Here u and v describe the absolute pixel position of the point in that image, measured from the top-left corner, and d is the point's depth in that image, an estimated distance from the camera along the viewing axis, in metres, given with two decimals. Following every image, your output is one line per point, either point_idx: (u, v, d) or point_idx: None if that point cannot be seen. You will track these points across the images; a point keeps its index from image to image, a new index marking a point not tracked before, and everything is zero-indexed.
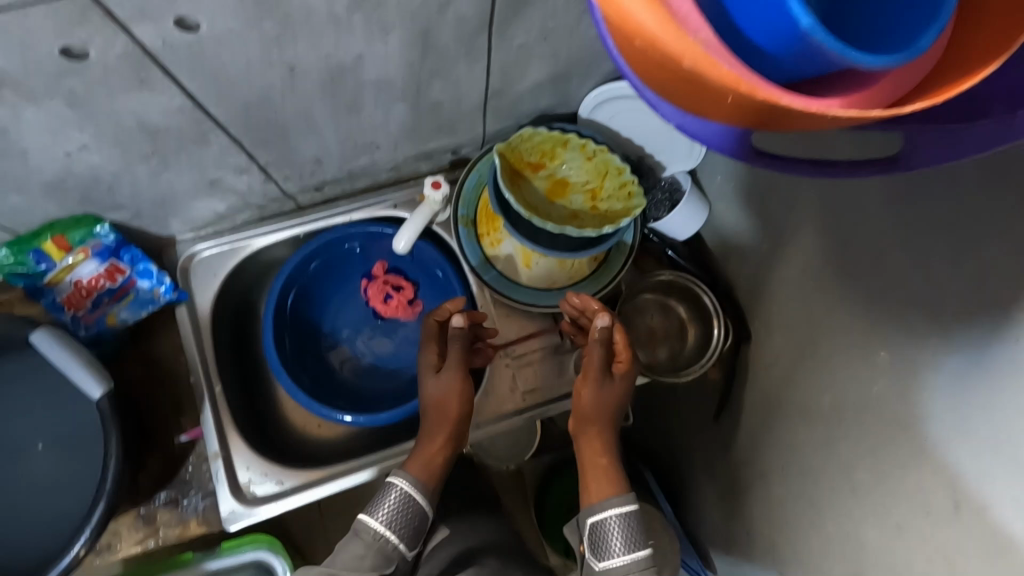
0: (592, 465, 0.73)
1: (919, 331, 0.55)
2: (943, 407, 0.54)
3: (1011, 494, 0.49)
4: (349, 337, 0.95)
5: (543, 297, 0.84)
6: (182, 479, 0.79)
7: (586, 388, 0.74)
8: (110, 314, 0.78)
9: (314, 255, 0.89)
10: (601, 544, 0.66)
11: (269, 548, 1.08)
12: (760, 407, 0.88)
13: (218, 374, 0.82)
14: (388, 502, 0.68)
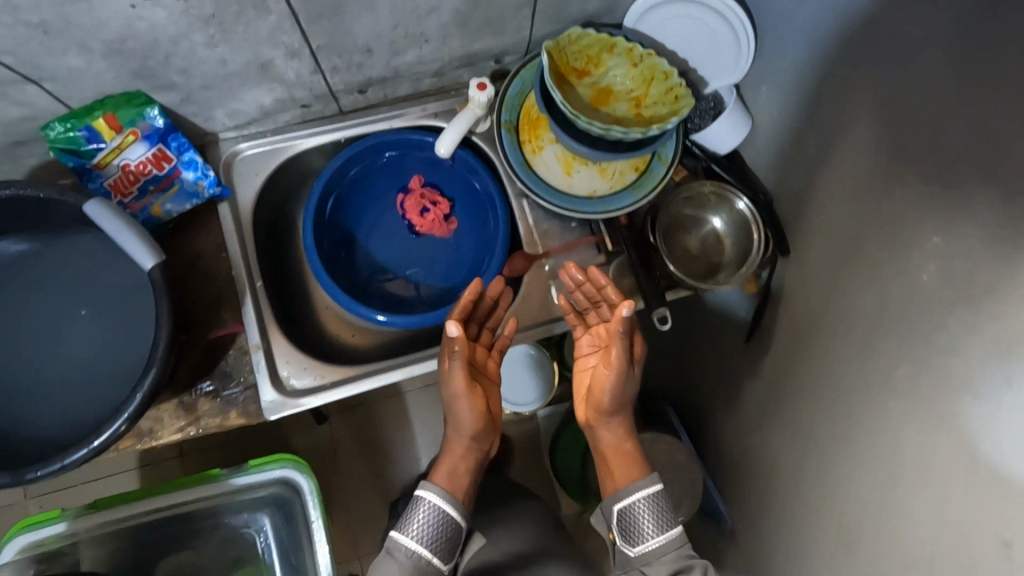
0: (615, 456, 0.79)
1: (980, 205, 0.55)
2: (1000, 280, 0.54)
3: None
4: (383, 250, 0.95)
5: (585, 205, 0.83)
6: (222, 372, 0.80)
7: (609, 381, 0.75)
8: (154, 206, 0.77)
9: (354, 161, 0.89)
10: (634, 529, 0.72)
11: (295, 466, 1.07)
12: (796, 324, 0.88)
13: (259, 269, 0.83)
14: (418, 517, 0.72)
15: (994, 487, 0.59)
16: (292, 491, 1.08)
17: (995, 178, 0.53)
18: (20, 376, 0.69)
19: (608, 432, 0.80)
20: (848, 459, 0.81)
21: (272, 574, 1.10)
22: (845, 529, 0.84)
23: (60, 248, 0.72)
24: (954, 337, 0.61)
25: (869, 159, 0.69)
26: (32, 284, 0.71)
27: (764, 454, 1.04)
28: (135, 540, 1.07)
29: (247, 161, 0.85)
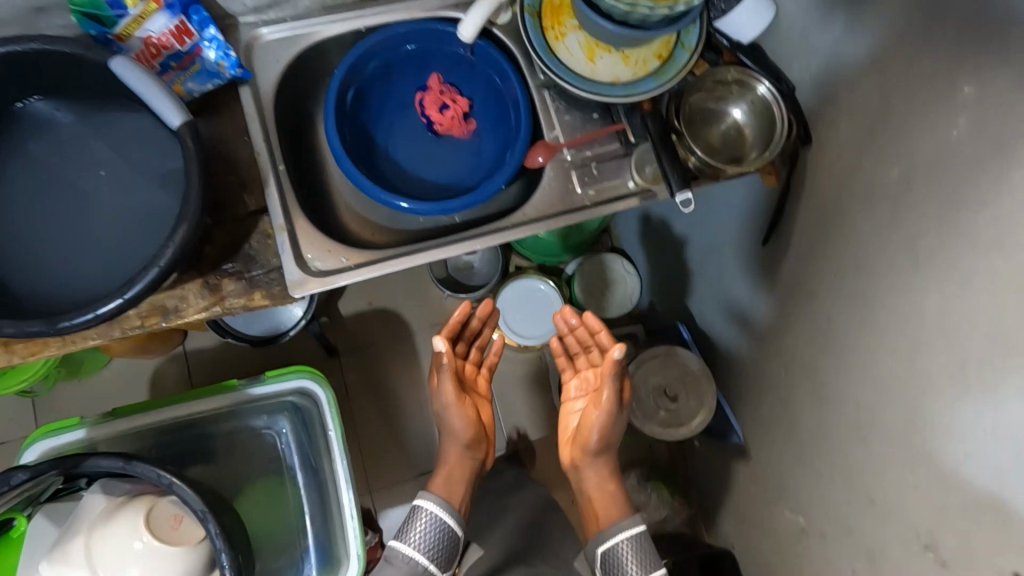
0: (598, 493, 0.93)
1: (1012, 45, 0.56)
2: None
3: None
4: (402, 149, 0.95)
5: (608, 90, 0.84)
6: (247, 254, 0.79)
7: (599, 416, 0.89)
8: (176, 83, 0.78)
9: (375, 52, 0.88)
10: (618, 566, 0.85)
11: (314, 378, 1.08)
12: (814, 219, 0.89)
13: (282, 155, 0.84)
14: (417, 528, 0.91)
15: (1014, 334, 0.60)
16: (311, 398, 1.09)
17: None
18: (63, 241, 0.72)
19: (592, 473, 0.94)
20: (865, 345, 0.82)
21: (294, 477, 1.09)
22: (863, 416, 0.85)
23: (100, 118, 0.75)
24: (981, 189, 0.62)
25: (895, 27, 0.70)
26: (77, 153, 0.74)
27: (781, 361, 1.05)
28: (155, 451, 1.06)
29: (268, 47, 0.85)
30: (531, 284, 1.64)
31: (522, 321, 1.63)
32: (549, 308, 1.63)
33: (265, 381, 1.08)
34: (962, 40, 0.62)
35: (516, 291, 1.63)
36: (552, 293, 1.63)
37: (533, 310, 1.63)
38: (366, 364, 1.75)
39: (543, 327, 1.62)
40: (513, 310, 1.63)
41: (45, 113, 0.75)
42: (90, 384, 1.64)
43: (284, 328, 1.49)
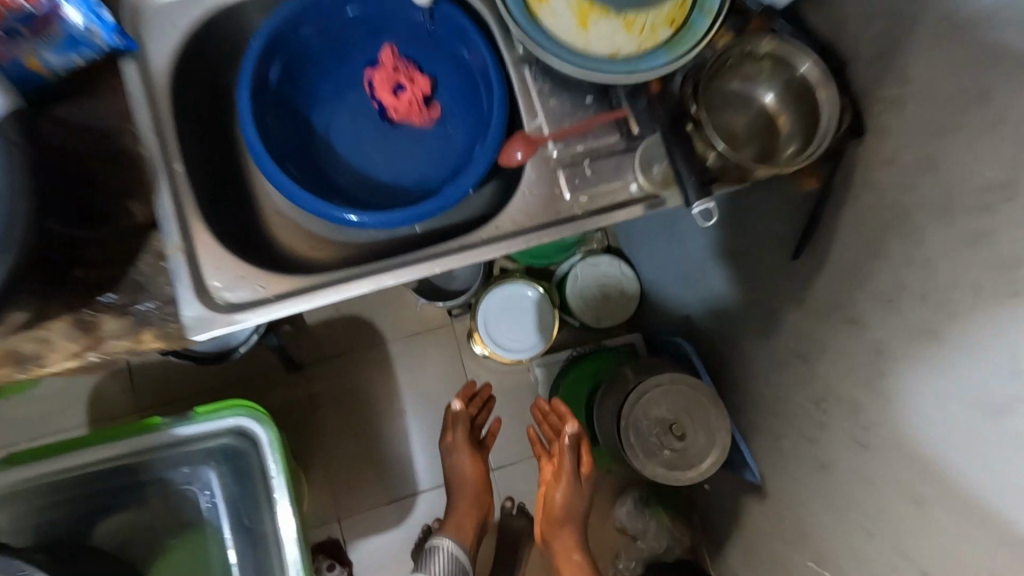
0: (568, 561, 1.05)
1: None
2: None
3: None
4: (344, 142, 0.76)
5: (605, 66, 0.65)
6: (135, 281, 0.63)
7: (559, 488, 1.05)
8: (30, 57, 0.59)
9: (303, 18, 0.69)
10: None
11: (252, 415, 0.92)
12: (860, 231, 0.72)
13: (179, 151, 0.68)
14: (436, 563, 1.18)
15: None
16: (249, 437, 0.92)
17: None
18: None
19: (566, 540, 1.07)
20: (923, 393, 0.66)
21: (222, 533, 0.96)
22: (922, 480, 0.68)
23: None
24: None
25: None
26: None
27: (810, 395, 0.88)
28: (62, 507, 0.91)
29: (160, 13, 0.70)
30: (519, 290, 1.44)
31: (508, 332, 1.44)
32: (538, 317, 1.45)
33: (193, 420, 0.91)
34: None
35: (501, 297, 1.44)
36: (542, 300, 1.45)
37: (520, 319, 1.44)
38: (333, 378, 1.57)
39: (532, 339, 1.44)
40: (498, 320, 1.44)
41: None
42: (16, 402, 1.45)
43: (233, 344, 1.30)
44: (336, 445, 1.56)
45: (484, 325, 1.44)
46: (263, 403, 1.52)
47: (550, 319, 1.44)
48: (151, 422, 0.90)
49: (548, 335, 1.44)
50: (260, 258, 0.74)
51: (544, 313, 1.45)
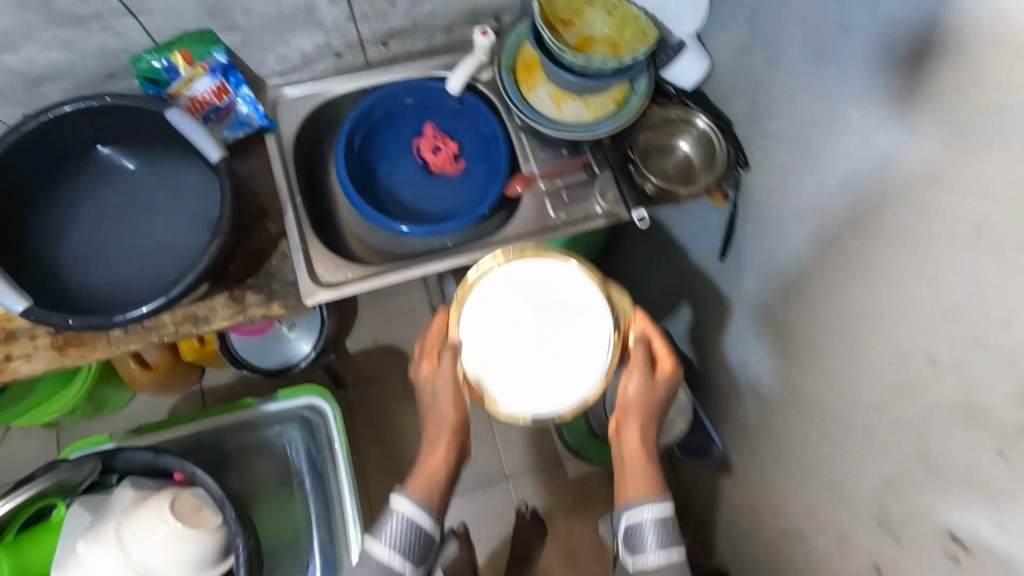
0: (631, 464, 0.74)
1: (874, 69, 0.72)
2: (898, 127, 0.70)
3: (966, 169, 0.63)
4: (386, 173, 1.08)
5: (574, 129, 0.99)
6: (268, 270, 0.93)
7: (634, 378, 0.74)
8: (214, 132, 0.94)
9: (377, 105, 1.05)
10: (635, 541, 0.70)
11: (322, 395, 1.15)
12: (763, 225, 0.99)
13: (297, 188, 0.98)
14: (391, 527, 0.70)
15: (947, 298, 0.68)
16: (319, 412, 1.16)
17: (907, 34, 0.66)
18: (100, 253, 0.83)
19: (634, 438, 0.76)
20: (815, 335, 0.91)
21: (298, 484, 1.16)
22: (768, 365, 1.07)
23: (137, 157, 0.87)
24: (881, 186, 0.74)
25: (801, 58, 0.83)
26: (115, 183, 0.86)
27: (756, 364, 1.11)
28: None
29: (290, 102, 1.01)
30: (554, 282, 0.74)
31: (505, 354, 0.72)
32: (573, 357, 0.71)
33: (279, 398, 1.14)
34: (848, 71, 0.76)
35: (520, 283, 0.74)
36: (593, 327, 0.72)
37: (535, 338, 0.72)
38: (367, 400, 1.81)
39: (537, 395, 0.70)
40: (493, 323, 0.73)
41: (112, 158, 0.87)
42: (98, 422, 1.68)
43: (296, 360, 1.64)
44: (366, 458, 1.77)
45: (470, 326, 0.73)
46: None
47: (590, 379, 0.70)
48: (246, 400, 1.14)
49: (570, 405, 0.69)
50: (333, 249, 1.00)
51: (587, 340, 0.72)
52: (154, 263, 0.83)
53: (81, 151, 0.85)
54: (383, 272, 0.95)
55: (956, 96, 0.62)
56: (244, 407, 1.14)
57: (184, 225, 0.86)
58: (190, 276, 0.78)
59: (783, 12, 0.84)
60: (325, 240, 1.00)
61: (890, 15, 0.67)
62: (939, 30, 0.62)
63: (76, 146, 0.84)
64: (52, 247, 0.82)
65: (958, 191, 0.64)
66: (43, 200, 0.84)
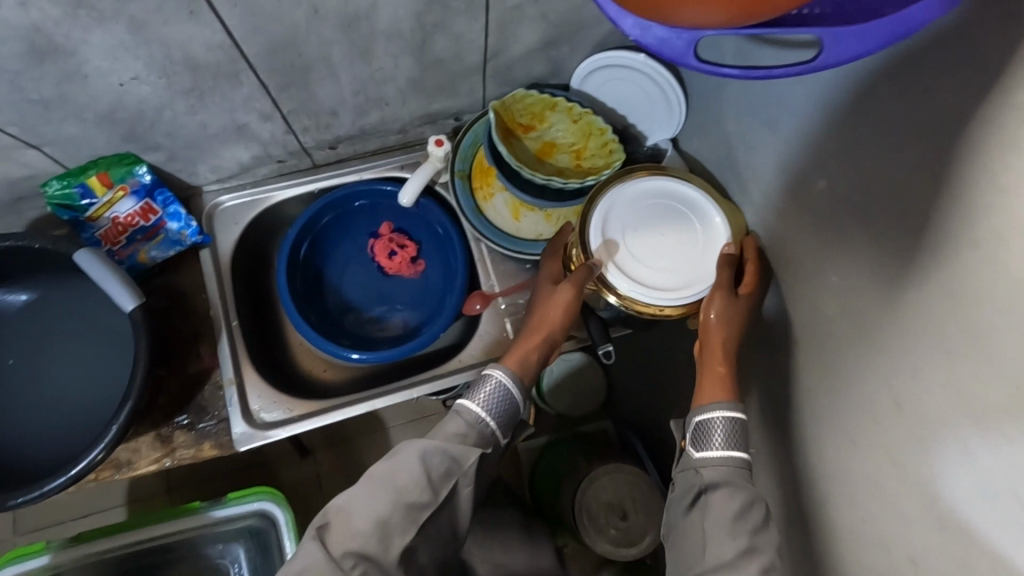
0: (709, 373, 0.69)
1: (855, 236, 0.64)
2: (878, 308, 0.62)
3: (941, 382, 0.55)
4: (338, 278, 1.02)
5: (531, 246, 0.91)
6: (199, 405, 0.85)
7: (716, 295, 0.70)
8: (141, 252, 0.85)
9: (325, 210, 0.97)
10: (702, 437, 0.65)
11: (273, 499, 1.07)
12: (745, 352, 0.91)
13: (235, 309, 0.90)
14: (485, 391, 0.67)
15: (921, 506, 0.60)
16: (268, 516, 1.08)
17: (895, 224, 0.58)
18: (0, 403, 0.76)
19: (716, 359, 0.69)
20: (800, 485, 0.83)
21: None
22: None
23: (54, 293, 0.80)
24: (861, 373, 0.66)
25: (783, 197, 0.75)
26: (21, 323, 0.79)
27: None
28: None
29: (228, 211, 0.93)
30: (681, 200, 0.80)
31: (633, 247, 0.78)
32: (693, 261, 0.77)
33: (227, 503, 1.07)
34: (827, 229, 0.68)
35: (641, 201, 0.80)
36: (717, 237, 0.77)
37: (661, 243, 0.78)
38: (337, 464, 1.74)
39: (666, 288, 0.75)
40: (623, 231, 0.78)
41: (4, 298, 0.79)
42: None
43: None
44: None
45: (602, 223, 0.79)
46: (277, 480, 1.70)
47: (705, 280, 0.75)
48: (192, 505, 1.06)
49: (685, 298, 0.74)
50: (277, 372, 0.93)
51: (710, 252, 0.77)
52: (66, 415, 0.77)
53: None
54: (330, 405, 0.87)
55: (948, 313, 0.53)
56: (190, 513, 1.06)
57: (99, 367, 0.79)
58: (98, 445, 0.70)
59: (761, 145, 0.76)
60: (268, 364, 0.92)
61: (875, 183, 0.59)
62: (933, 224, 0.53)
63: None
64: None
65: (943, 413, 0.56)
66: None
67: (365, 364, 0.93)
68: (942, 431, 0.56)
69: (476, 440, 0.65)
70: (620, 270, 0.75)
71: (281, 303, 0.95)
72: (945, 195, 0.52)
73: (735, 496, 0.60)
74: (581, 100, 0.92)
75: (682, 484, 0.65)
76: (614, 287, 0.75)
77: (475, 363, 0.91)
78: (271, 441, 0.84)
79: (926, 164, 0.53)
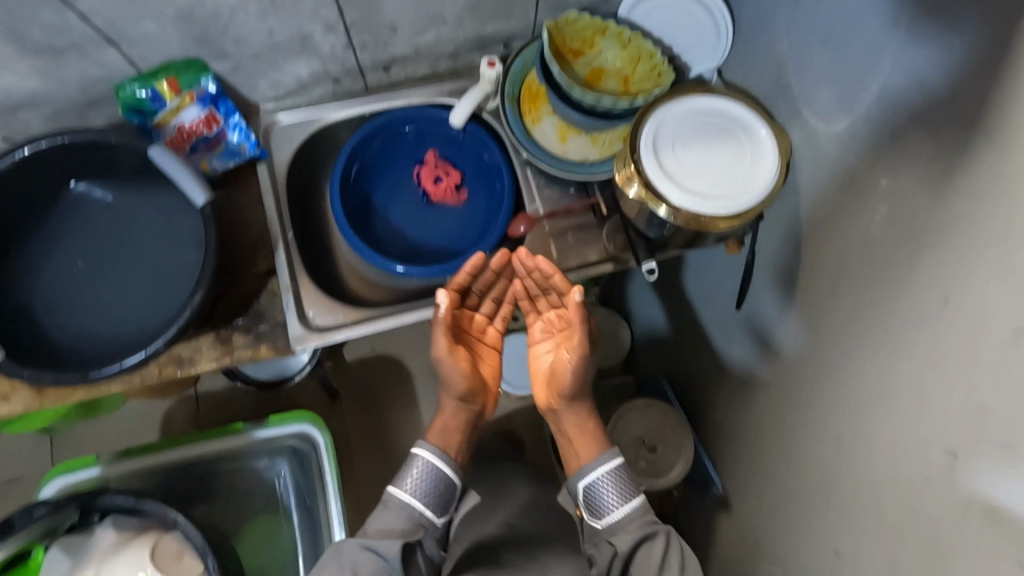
0: (573, 426, 0.91)
1: (909, 138, 0.66)
2: (930, 207, 0.65)
3: (996, 266, 0.58)
4: (383, 203, 1.04)
5: (577, 167, 0.94)
6: (256, 310, 0.89)
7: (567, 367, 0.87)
8: (203, 161, 0.89)
9: (375, 134, 0.99)
10: (597, 503, 0.83)
11: (314, 423, 1.11)
12: (783, 277, 0.94)
13: (290, 223, 0.93)
14: (413, 472, 0.83)
15: (971, 397, 0.64)
16: (309, 440, 1.13)
17: (953, 119, 0.60)
18: (68, 299, 0.79)
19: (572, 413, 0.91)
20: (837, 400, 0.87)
21: (286, 517, 1.14)
22: (788, 420, 1.02)
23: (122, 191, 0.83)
24: (909, 271, 0.69)
25: (829, 113, 0.77)
26: (87, 221, 0.82)
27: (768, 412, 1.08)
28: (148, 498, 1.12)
29: (283, 131, 0.95)
30: (730, 117, 0.81)
31: (682, 161, 0.80)
32: (740, 175, 0.79)
33: (269, 425, 1.11)
34: (875, 137, 0.71)
35: (692, 118, 0.82)
36: (763, 151, 0.79)
37: (710, 158, 0.80)
38: (364, 410, 1.78)
39: (714, 199, 0.77)
40: (673, 145, 0.81)
41: (80, 195, 0.83)
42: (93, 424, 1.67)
43: (290, 372, 1.62)
44: (361, 468, 1.75)
45: (652, 138, 0.81)
46: None
47: (755, 190, 0.77)
48: (235, 426, 1.11)
49: (735, 208, 0.77)
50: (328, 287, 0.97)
51: (758, 166, 0.79)
52: (132, 311, 0.79)
53: (42, 197, 0.81)
54: (377, 315, 0.91)
55: (1001, 198, 0.57)
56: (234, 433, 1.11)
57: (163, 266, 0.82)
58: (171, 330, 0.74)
59: (808, 62, 0.78)
60: (319, 277, 0.96)
61: (933, 82, 0.62)
62: (995, 112, 0.56)
63: (37, 192, 0.80)
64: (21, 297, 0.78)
65: (993, 301, 0.60)
66: (20, 238, 0.80)
67: (411, 280, 0.96)
68: (993, 317, 0.60)
69: (403, 525, 0.80)
70: (669, 181, 0.78)
71: (333, 220, 0.99)
72: (1006, 80, 0.54)
73: (648, 554, 0.77)
74: (629, 27, 0.94)
75: (603, 558, 0.80)
76: (664, 197, 0.78)
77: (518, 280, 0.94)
78: (330, 344, 0.88)
79: (987, 55, 0.56)
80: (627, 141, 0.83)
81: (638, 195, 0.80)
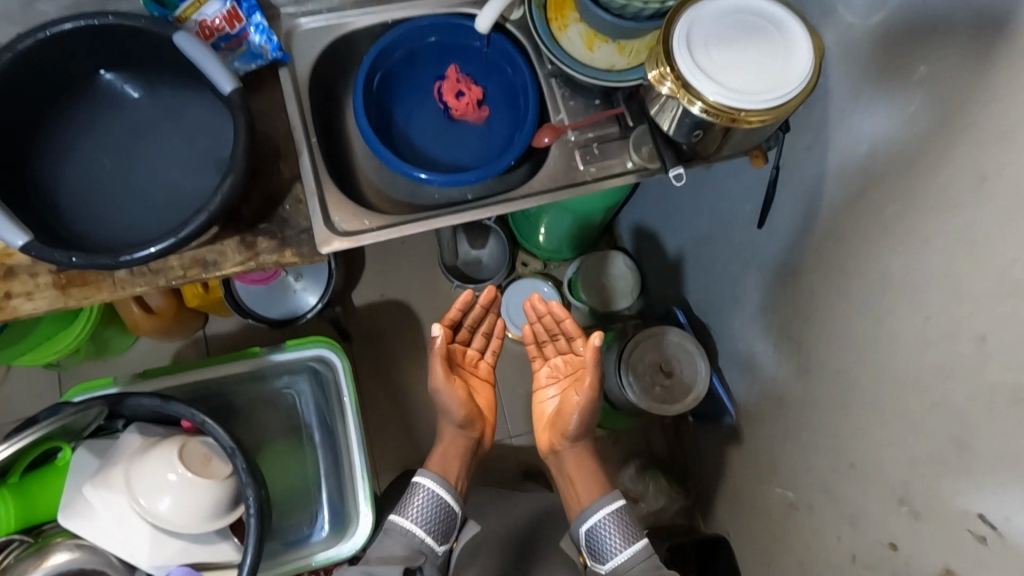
0: (575, 470, 0.96)
1: (953, 19, 0.67)
2: (974, 86, 0.66)
3: None
4: (404, 119, 1.03)
5: (604, 75, 0.92)
6: (280, 216, 0.88)
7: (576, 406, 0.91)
8: (225, 61, 0.87)
9: (398, 44, 0.98)
10: (602, 545, 0.86)
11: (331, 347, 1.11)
12: (807, 190, 0.95)
13: (313, 128, 0.93)
14: (416, 501, 0.87)
15: (1002, 274, 0.65)
16: (328, 363, 1.12)
17: None
18: (97, 193, 0.79)
19: (572, 454, 0.97)
20: (860, 306, 0.88)
21: (303, 441, 1.15)
22: (804, 338, 1.03)
23: (147, 87, 0.82)
24: (946, 155, 0.70)
25: (867, 7, 0.78)
26: (113, 118, 0.82)
27: (784, 332, 1.09)
28: None
29: (306, 35, 0.94)
30: (765, 15, 0.81)
31: (717, 57, 0.79)
32: (775, 70, 0.78)
33: (287, 349, 1.10)
34: (915, 24, 0.72)
35: (726, 16, 0.81)
36: (796, 48, 0.79)
37: (745, 54, 0.79)
38: (375, 354, 1.79)
39: (749, 94, 0.77)
40: (707, 41, 0.80)
41: (102, 91, 0.82)
42: (100, 365, 1.66)
43: (300, 312, 1.61)
44: (370, 410, 1.76)
45: (687, 34, 0.80)
46: None
47: (787, 87, 0.77)
48: (252, 350, 1.09)
49: (766, 104, 0.77)
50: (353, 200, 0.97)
51: (793, 62, 0.78)
52: (161, 207, 0.79)
53: (65, 90, 0.80)
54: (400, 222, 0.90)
55: None
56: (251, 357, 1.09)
57: (189, 163, 0.81)
58: (200, 216, 0.72)
59: None
60: (343, 189, 0.96)
61: None
62: None
63: (61, 83, 0.78)
64: (46, 188, 0.78)
65: None
66: (43, 131, 0.79)
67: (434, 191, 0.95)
68: None
69: (405, 552, 0.83)
70: (703, 75, 0.77)
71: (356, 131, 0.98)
72: None
73: None
74: None
75: None
76: (699, 92, 0.78)
77: (543, 190, 0.94)
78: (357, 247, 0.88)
79: None
80: (660, 39, 0.82)
81: (673, 92, 0.80)
